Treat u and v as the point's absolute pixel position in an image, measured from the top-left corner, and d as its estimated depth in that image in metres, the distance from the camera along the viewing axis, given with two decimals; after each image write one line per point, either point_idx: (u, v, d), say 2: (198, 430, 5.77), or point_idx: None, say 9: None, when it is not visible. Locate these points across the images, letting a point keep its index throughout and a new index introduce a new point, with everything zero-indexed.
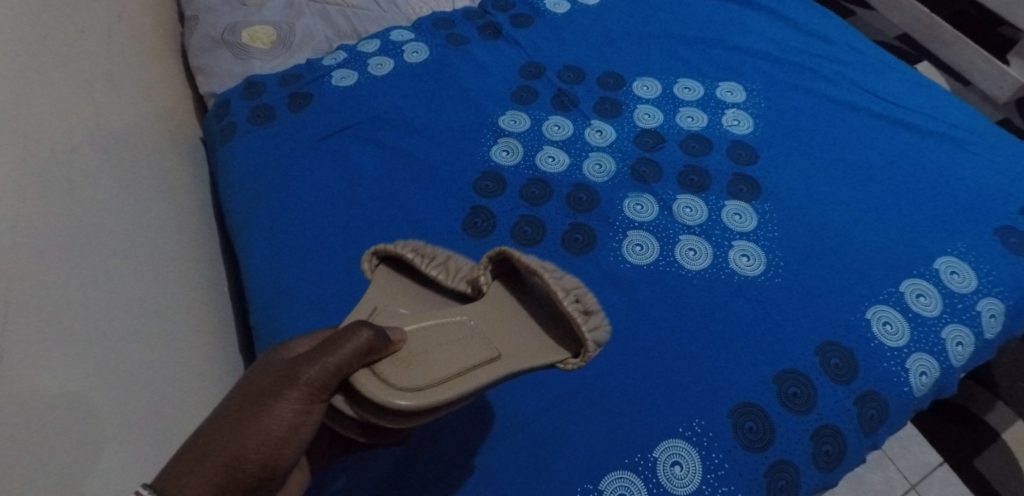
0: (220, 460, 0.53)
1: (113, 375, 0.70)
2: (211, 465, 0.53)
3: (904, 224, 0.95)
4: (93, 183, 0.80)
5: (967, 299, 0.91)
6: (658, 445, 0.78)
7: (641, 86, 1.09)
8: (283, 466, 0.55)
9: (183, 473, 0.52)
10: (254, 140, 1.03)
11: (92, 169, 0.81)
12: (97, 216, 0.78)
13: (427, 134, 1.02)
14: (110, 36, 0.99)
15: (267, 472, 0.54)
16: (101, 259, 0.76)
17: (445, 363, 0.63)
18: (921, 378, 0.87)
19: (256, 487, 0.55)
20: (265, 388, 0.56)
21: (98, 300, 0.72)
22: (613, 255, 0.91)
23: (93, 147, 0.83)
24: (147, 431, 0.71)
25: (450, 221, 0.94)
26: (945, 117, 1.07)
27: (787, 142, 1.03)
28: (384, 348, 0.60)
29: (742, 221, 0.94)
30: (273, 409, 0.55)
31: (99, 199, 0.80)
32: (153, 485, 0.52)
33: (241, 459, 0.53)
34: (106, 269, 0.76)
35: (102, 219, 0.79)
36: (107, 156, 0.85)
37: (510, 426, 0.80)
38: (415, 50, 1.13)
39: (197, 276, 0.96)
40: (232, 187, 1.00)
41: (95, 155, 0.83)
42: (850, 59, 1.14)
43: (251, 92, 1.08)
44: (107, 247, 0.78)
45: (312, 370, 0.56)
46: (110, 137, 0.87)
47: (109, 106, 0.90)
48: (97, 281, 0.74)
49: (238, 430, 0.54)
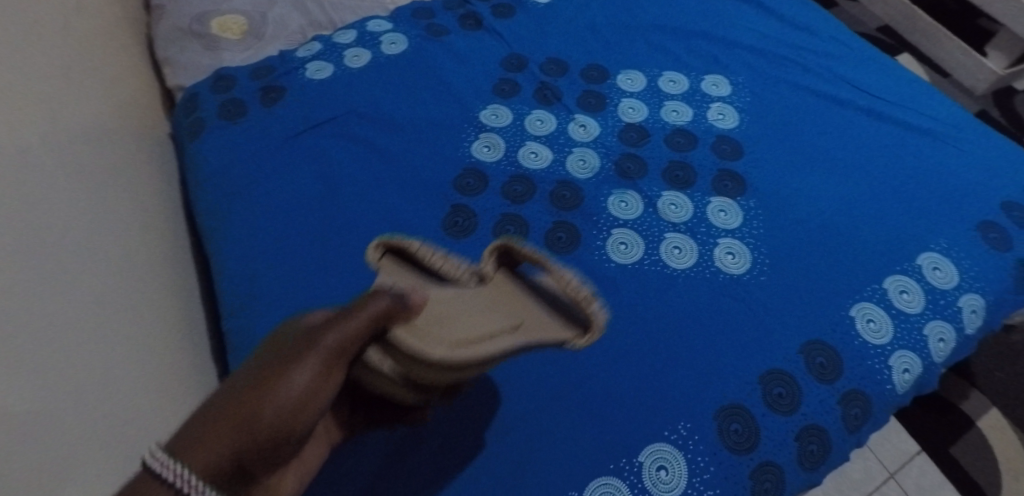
0: (238, 422, 0.52)
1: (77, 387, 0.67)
2: (229, 427, 0.52)
3: (887, 221, 0.94)
4: (51, 187, 0.77)
5: (949, 295, 0.91)
6: (642, 450, 0.77)
7: (625, 79, 1.07)
8: (299, 430, 0.54)
9: (199, 437, 0.51)
10: (226, 135, 0.99)
11: (48, 170, 0.77)
12: (57, 221, 0.75)
13: (406, 129, 1.00)
14: (69, 30, 0.95)
15: (283, 435, 0.53)
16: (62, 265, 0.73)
17: (475, 329, 0.66)
18: (904, 375, 0.86)
19: (271, 452, 0.53)
20: (284, 353, 0.56)
21: (57, 309, 0.69)
22: (597, 254, 0.89)
23: (53, 147, 0.80)
24: (113, 443, 0.69)
25: (431, 220, 0.91)
26: (927, 111, 1.06)
27: (772, 137, 1.01)
28: (409, 313, 0.61)
29: (727, 219, 0.93)
30: (292, 374, 0.54)
31: (59, 203, 0.77)
32: (169, 448, 0.51)
33: (258, 421, 0.52)
34: (67, 276, 0.73)
35: (63, 224, 0.76)
36: (67, 156, 0.82)
37: (492, 431, 0.79)
38: (393, 41, 1.10)
39: (164, 280, 0.93)
40: (202, 185, 0.96)
41: (54, 155, 0.79)
42: (834, 52, 1.12)
43: (222, 86, 1.04)
44: (67, 253, 0.75)
45: (330, 335, 0.56)
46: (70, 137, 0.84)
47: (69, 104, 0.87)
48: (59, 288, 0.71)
49: (256, 392, 0.53)
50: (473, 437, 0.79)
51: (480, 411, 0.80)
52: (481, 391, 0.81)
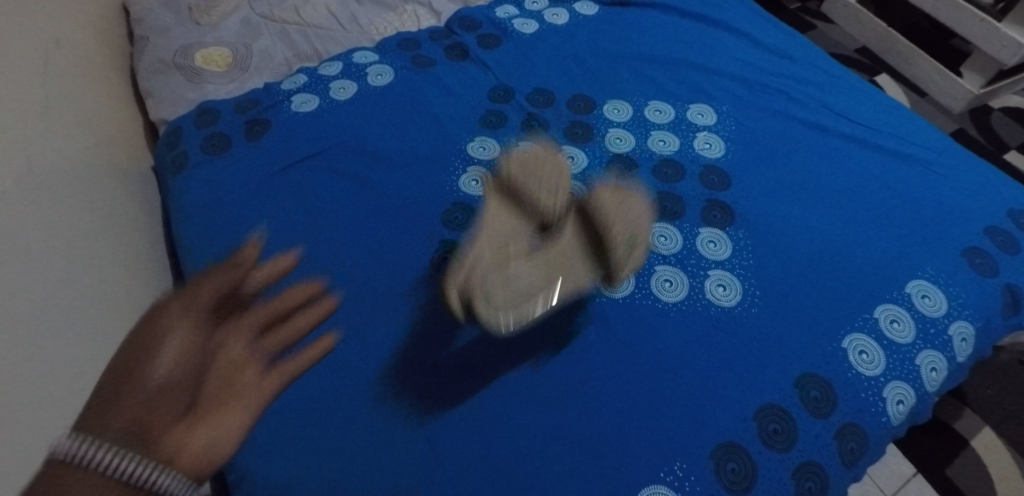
0: (134, 402, 0.66)
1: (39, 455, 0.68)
2: (127, 405, 0.66)
3: (873, 250, 0.92)
4: (23, 246, 0.78)
5: (939, 323, 0.88)
6: (639, 492, 0.77)
7: (612, 109, 1.07)
8: (173, 391, 0.69)
9: (105, 411, 0.65)
10: (209, 172, 0.99)
11: (20, 230, 0.78)
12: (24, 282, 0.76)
13: (391, 163, 1.00)
14: (51, 73, 0.95)
15: (164, 394, 0.69)
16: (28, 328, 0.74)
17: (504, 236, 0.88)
18: (898, 406, 0.84)
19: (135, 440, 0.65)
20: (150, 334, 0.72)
21: None
22: (588, 289, 0.90)
23: (27, 203, 0.80)
24: None
25: (420, 256, 0.92)
26: (911, 137, 1.05)
27: (759, 166, 1.01)
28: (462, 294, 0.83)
29: (717, 250, 0.92)
30: (153, 358, 0.70)
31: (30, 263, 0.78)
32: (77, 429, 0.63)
33: (142, 403, 0.67)
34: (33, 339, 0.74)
35: (33, 284, 0.77)
36: (43, 211, 0.83)
37: (485, 474, 0.77)
38: (379, 73, 1.10)
39: (147, 320, 0.93)
40: (185, 223, 0.95)
41: (28, 213, 0.80)
42: (818, 80, 1.12)
43: (204, 120, 1.04)
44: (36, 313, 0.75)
45: (176, 316, 0.74)
46: (49, 189, 0.85)
47: (50, 154, 0.87)
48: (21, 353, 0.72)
49: (121, 373, 0.69)
50: (458, 479, 0.77)
51: (466, 451, 0.79)
52: (467, 431, 0.80)
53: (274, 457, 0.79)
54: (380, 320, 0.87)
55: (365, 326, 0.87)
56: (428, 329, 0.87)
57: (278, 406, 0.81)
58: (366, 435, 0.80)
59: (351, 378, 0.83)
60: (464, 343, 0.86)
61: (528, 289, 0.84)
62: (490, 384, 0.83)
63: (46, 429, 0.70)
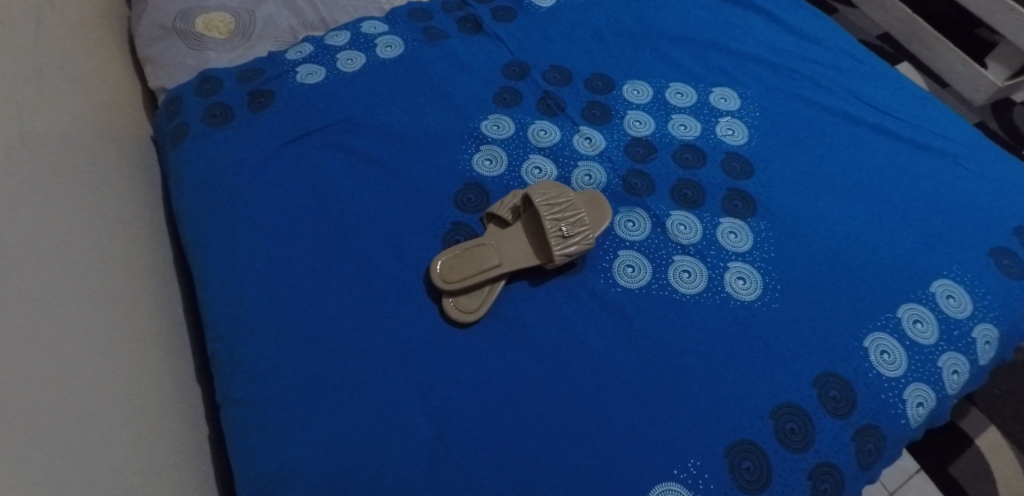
0: None
1: (39, 443, 0.66)
2: None
3: (898, 246, 0.90)
4: (18, 219, 0.74)
5: (963, 325, 0.86)
6: (652, 489, 0.75)
7: (632, 90, 1.03)
8: None
9: None
10: (210, 143, 0.95)
11: (16, 203, 0.75)
12: (21, 257, 0.73)
13: (401, 139, 0.96)
14: (46, 39, 0.91)
15: None
16: (23, 307, 0.70)
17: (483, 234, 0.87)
18: (917, 409, 0.82)
19: None
20: None
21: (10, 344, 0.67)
22: (604, 278, 0.87)
23: (22, 176, 0.77)
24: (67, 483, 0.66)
25: (430, 239, 0.89)
26: (939, 130, 1.02)
27: (783, 155, 0.97)
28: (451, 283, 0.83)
29: (738, 241, 0.89)
30: None
31: (25, 237, 0.74)
32: None
33: None
34: (32, 316, 0.71)
35: (28, 259, 0.73)
36: (38, 183, 0.79)
37: (493, 466, 0.75)
38: (388, 44, 1.05)
39: (146, 296, 0.90)
40: (186, 197, 0.92)
41: (22, 187, 0.76)
42: (846, 66, 1.08)
43: (205, 89, 1.00)
44: (32, 291, 0.72)
45: None
46: (43, 161, 0.81)
47: (43, 122, 0.83)
48: (20, 331, 0.69)
49: None
50: (465, 472, 0.75)
51: (473, 443, 0.76)
52: (476, 422, 0.77)
53: (275, 443, 0.76)
54: (386, 302, 0.84)
55: (372, 309, 0.83)
56: (436, 313, 0.84)
57: (279, 389, 0.78)
58: (370, 423, 0.77)
59: (356, 364, 0.80)
60: (475, 330, 0.83)
61: (481, 271, 0.84)
62: (500, 373, 0.80)
63: (44, 413, 0.68)
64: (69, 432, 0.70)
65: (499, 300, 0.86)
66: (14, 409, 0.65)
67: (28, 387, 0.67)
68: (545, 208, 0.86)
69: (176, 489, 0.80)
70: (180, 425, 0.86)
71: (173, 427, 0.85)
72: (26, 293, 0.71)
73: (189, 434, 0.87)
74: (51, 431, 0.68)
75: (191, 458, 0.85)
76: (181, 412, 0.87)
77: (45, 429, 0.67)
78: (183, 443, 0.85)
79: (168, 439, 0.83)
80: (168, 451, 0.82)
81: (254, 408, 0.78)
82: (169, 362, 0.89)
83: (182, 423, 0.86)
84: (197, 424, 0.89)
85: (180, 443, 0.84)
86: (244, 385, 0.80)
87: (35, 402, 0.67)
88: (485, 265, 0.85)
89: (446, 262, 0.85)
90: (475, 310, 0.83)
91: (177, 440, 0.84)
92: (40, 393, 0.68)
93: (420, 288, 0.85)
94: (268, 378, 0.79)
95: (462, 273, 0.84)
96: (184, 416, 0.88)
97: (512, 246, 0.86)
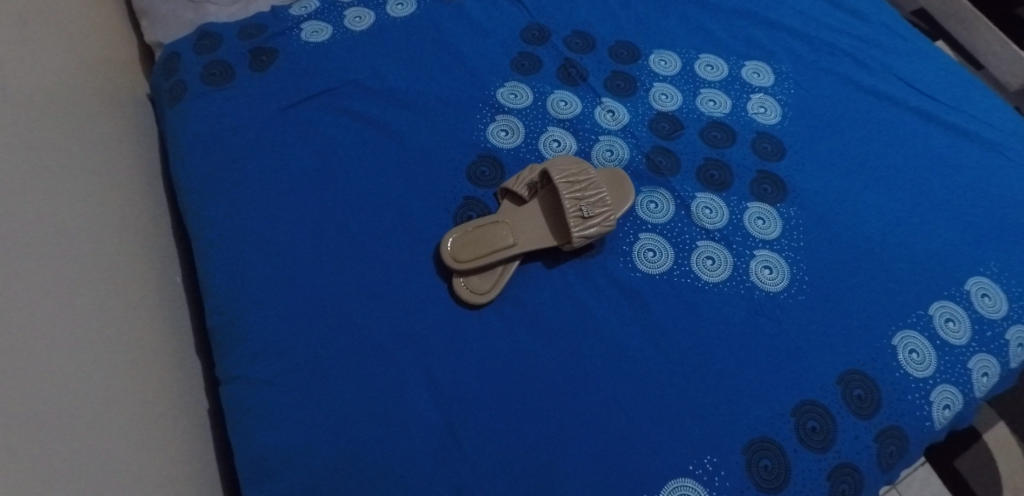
0: None
1: (34, 421, 0.62)
2: None
3: (933, 239, 0.86)
4: (8, 181, 0.70)
5: (996, 325, 0.83)
6: (666, 485, 0.72)
7: (659, 60, 0.97)
8: None
9: None
10: (209, 104, 0.89)
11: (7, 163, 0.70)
12: (12, 222, 0.68)
13: (411, 105, 0.90)
14: None
15: None
16: (16, 275, 0.67)
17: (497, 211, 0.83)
18: (943, 411, 0.79)
19: None
20: None
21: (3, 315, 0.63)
22: (623, 261, 0.83)
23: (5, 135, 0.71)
24: (61, 462, 0.63)
25: (440, 214, 0.84)
26: (983, 116, 0.97)
27: (817, 137, 0.92)
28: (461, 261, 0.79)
29: (766, 228, 0.85)
30: None
31: (11, 201, 0.69)
32: None
33: None
34: (27, 286, 0.67)
35: (18, 224, 0.69)
36: (22, 143, 0.73)
37: (503, 456, 0.72)
38: (399, 2, 0.99)
39: (142, 264, 0.86)
40: (183, 160, 0.87)
41: (7, 146, 0.71)
42: (888, 43, 1.02)
43: (205, 45, 0.94)
44: (21, 258, 0.68)
45: None
46: (26, 119, 0.75)
47: (25, 76, 0.77)
48: (13, 300, 0.65)
49: None
50: (474, 461, 0.72)
51: (483, 431, 0.73)
52: (486, 409, 0.74)
53: (277, 425, 0.73)
54: (394, 282, 0.79)
55: (380, 287, 0.79)
56: (447, 294, 0.80)
57: (283, 368, 0.75)
58: (376, 407, 0.73)
59: (364, 346, 0.76)
60: (487, 311, 0.79)
61: (493, 250, 0.80)
62: (513, 359, 0.77)
63: (38, 388, 0.64)
64: (65, 408, 0.66)
65: (512, 281, 0.82)
66: (9, 384, 0.62)
67: (20, 363, 0.63)
68: (565, 186, 0.81)
69: (176, 466, 0.77)
70: (179, 398, 0.82)
71: (173, 399, 0.81)
72: (16, 261, 0.67)
73: (189, 409, 0.83)
74: (46, 408, 0.64)
75: (192, 432, 0.82)
76: (181, 386, 0.84)
77: (36, 408, 0.63)
78: (183, 419, 0.82)
79: (168, 413, 0.80)
80: (168, 428, 0.79)
81: (255, 387, 0.75)
82: (167, 333, 0.85)
83: (182, 397, 0.83)
84: (197, 398, 0.86)
85: (179, 418, 0.81)
86: (245, 363, 0.76)
87: (32, 376, 0.64)
88: (497, 244, 0.80)
89: (458, 238, 0.80)
90: (487, 292, 0.79)
91: (176, 414, 0.81)
92: (34, 367, 0.65)
93: (429, 266, 0.81)
94: (270, 357, 0.75)
95: (473, 250, 0.79)
96: (184, 390, 0.84)
97: (528, 226, 0.82)
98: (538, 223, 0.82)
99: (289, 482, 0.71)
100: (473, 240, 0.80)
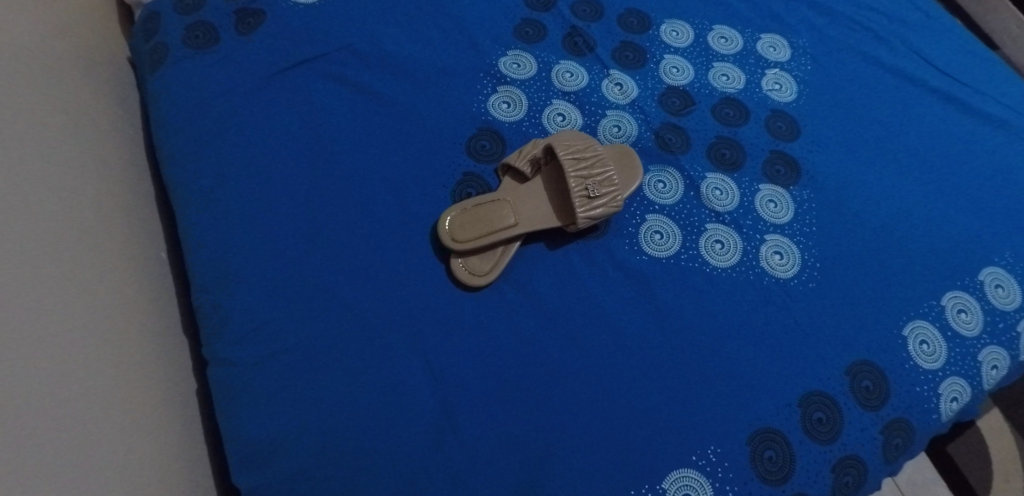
0: None
1: (14, 406, 0.60)
2: None
3: (948, 227, 0.83)
4: None
5: (1009, 317, 0.80)
6: (668, 476, 0.70)
7: (671, 31, 0.92)
8: None
9: None
10: (192, 69, 0.84)
11: None
12: None
13: (407, 74, 0.85)
14: None
15: None
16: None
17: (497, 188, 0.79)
18: (951, 403, 0.78)
19: None
20: None
21: None
22: (628, 244, 0.79)
23: None
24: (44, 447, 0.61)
25: (438, 191, 0.80)
26: (1004, 99, 0.93)
27: (833, 116, 0.88)
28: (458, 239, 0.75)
29: (777, 211, 0.82)
30: None
31: None
32: None
33: None
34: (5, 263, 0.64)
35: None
36: None
37: (501, 445, 0.69)
38: None
39: (124, 238, 0.82)
40: (166, 127, 0.82)
41: None
42: (910, 19, 0.98)
43: (187, 5, 0.89)
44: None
45: None
46: None
47: None
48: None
49: None
50: (470, 450, 0.69)
51: (480, 420, 0.70)
52: (483, 397, 0.71)
53: (266, 408, 0.70)
54: (389, 262, 0.76)
55: (373, 268, 0.75)
56: (445, 276, 0.76)
57: (272, 351, 0.71)
58: (370, 393, 0.70)
59: (357, 330, 0.72)
60: (485, 294, 0.76)
61: (493, 228, 0.76)
62: (512, 345, 0.74)
63: (21, 371, 0.62)
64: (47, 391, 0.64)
65: (513, 263, 0.78)
66: None
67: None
68: (570, 162, 0.77)
69: (163, 447, 0.74)
70: (165, 377, 0.79)
71: (160, 377, 0.78)
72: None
73: (177, 389, 0.80)
74: (28, 391, 0.62)
75: (179, 412, 0.79)
76: (167, 364, 0.80)
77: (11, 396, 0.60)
78: (170, 401, 0.78)
79: (155, 392, 0.77)
80: (155, 408, 0.76)
81: (242, 370, 0.72)
82: (152, 311, 0.81)
83: (168, 377, 0.80)
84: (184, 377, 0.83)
85: (166, 399, 0.78)
86: (232, 344, 0.73)
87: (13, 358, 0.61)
88: (496, 222, 0.76)
89: (456, 217, 0.77)
90: (486, 274, 0.76)
91: (162, 394, 0.78)
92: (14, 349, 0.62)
93: (426, 245, 0.77)
94: (258, 338, 0.72)
95: (471, 227, 0.76)
96: (171, 369, 0.81)
97: (530, 204, 0.78)
98: (539, 202, 0.79)
99: (277, 467, 0.68)
100: (472, 218, 0.77)
